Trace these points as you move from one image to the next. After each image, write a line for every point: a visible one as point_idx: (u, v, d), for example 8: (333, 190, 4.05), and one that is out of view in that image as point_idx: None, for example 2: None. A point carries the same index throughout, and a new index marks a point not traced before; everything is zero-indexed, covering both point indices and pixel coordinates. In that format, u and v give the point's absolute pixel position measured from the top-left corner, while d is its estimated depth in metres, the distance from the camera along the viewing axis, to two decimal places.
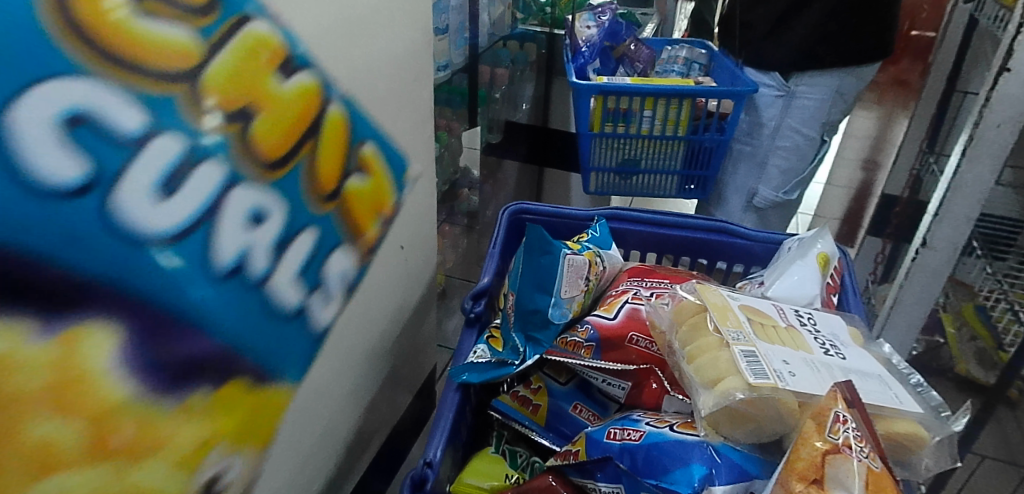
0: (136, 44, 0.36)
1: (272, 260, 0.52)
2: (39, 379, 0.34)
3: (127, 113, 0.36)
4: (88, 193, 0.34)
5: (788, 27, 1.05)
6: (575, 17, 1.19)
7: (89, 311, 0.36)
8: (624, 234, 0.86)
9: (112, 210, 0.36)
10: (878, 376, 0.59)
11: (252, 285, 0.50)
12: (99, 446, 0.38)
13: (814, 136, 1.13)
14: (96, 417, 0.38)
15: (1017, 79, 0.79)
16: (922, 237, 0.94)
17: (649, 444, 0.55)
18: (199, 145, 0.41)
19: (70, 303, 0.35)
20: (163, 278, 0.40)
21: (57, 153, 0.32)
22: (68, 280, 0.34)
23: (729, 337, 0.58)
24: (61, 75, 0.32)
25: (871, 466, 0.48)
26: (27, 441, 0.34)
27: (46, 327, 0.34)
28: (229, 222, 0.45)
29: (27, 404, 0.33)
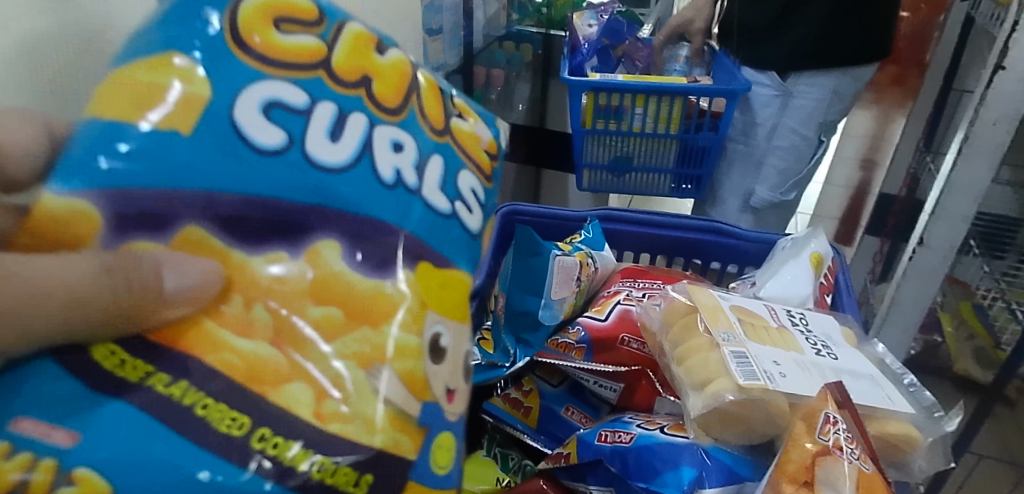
0: (272, 47, 0.36)
1: (445, 183, 0.43)
2: (287, 292, 0.33)
3: (296, 80, 0.36)
4: (289, 148, 0.35)
5: (785, 26, 1.05)
6: (575, 16, 1.18)
7: (316, 231, 0.35)
8: (617, 234, 0.86)
9: (305, 154, 0.36)
10: (870, 376, 0.58)
11: (436, 204, 0.41)
12: (362, 351, 0.33)
13: (809, 135, 1.12)
14: (355, 315, 0.34)
15: (1012, 76, 0.78)
16: (918, 235, 0.94)
17: (640, 446, 0.55)
18: (347, 97, 0.38)
19: (303, 228, 0.35)
20: (334, 198, 0.36)
21: (255, 124, 0.35)
22: (296, 212, 0.35)
23: (719, 338, 0.57)
24: (251, 79, 0.35)
25: (862, 468, 0.47)
26: (302, 359, 0.32)
27: (289, 251, 0.35)
28: (380, 144, 0.39)
29: (298, 332, 0.33)
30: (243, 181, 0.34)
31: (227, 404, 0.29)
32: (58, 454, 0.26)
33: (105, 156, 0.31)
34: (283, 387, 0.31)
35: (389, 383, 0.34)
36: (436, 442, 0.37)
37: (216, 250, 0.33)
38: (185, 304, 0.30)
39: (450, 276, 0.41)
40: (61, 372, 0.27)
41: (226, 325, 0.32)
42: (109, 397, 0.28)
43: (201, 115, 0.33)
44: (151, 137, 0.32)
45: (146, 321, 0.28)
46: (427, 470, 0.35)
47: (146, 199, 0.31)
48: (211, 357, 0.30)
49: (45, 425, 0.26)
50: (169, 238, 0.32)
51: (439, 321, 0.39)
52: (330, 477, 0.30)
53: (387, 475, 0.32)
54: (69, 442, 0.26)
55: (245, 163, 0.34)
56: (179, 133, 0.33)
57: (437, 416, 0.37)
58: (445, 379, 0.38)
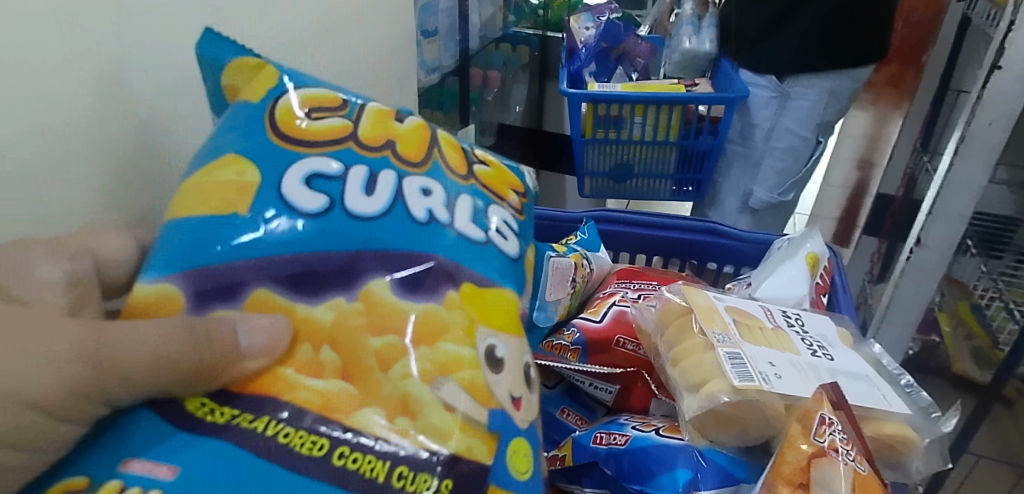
0: (307, 130, 0.42)
1: (478, 214, 0.45)
2: (348, 332, 0.38)
3: (331, 151, 0.42)
4: (331, 207, 0.40)
5: (782, 30, 1.05)
6: (572, 19, 1.14)
7: (368, 275, 0.39)
8: (612, 235, 0.86)
9: (346, 210, 0.40)
10: (867, 377, 0.58)
11: (473, 235, 0.44)
12: (426, 368, 0.37)
13: (808, 137, 1.12)
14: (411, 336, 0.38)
15: (1009, 76, 0.78)
16: (916, 235, 0.93)
17: (635, 448, 0.55)
18: (376, 156, 0.43)
19: (354, 274, 0.39)
20: (376, 243, 0.40)
21: (298, 191, 0.40)
22: (346, 260, 0.39)
23: (714, 339, 0.57)
24: (292, 157, 0.41)
25: (857, 470, 0.47)
26: (372, 390, 0.36)
27: (347, 297, 0.39)
28: (412, 191, 0.43)
29: (361, 360, 0.37)
30: (294, 243, 0.39)
31: (305, 430, 0.34)
32: (161, 486, 0.30)
33: (188, 246, 0.38)
34: (358, 411, 0.35)
35: (457, 396, 0.37)
36: (511, 449, 0.38)
37: (282, 307, 0.38)
38: (259, 356, 0.34)
39: (494, 295, 0.43)
40: (161, 421, 0.32)
41: (296, 369, 0.36)
42: (202, 436, 0.32)
43: (254, 195, 0.39)
44: (217, 222, 0.38)
45: (217, 379, 0.32)
46: (506, 474, 0.37)
47: (219, 274, 0.37)
48: (284, 397, 0.35)
49: (150, 463, 0.31)
50: (241, 303, 0.37)
51: (492, 335, 0.41)
52: (410, 484, 0.33)
53: (464, 478, 0.34)
54: (169, 477, 0.31)
55: (297, 229, 0.39)
56: (237, 214, 0.39)
57: (508, 421, 0.39)
58: (510, 387, 0.40)
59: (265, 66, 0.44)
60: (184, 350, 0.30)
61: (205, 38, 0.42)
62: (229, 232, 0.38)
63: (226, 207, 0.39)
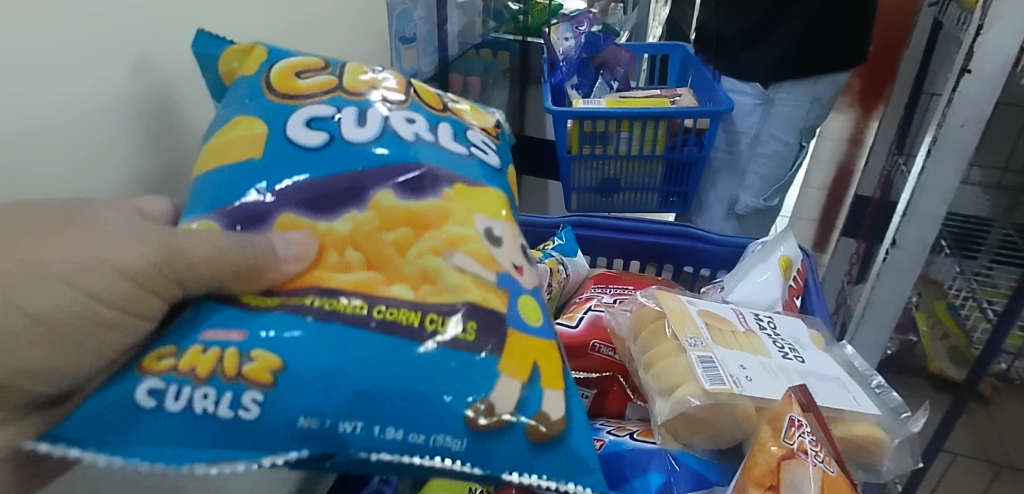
0: (295, 88, 0.46)
1: (461, 133, 0.50)
2: (366, 235, 0.42)
3: (325, 99, 0.46)
4: (333, 141, 0.44)
5: (764, 40, 1.07)
6: (551, 31, 1.12)
7: (375, 188, 0.43)
8: (591, 241, 0.87)
9: (347, 140, 0.44)
10: (838, 378, 0.59)
11: (460, 150, 0.48)
12: (436, 245, 0.43)
13: (791, 141, 1.13)
14: (418, 227, 0.43)
15: (978, 80, 0.79)
16: (891, 237, 0.94)
17: (610, 452, 0.55)
18: (361, 99, 0.47)
19: (360, 188, 0.43)
20: (376, 158, 0.44)
21: (302, 131, 0.44)
22: (353, 178, 0.43)
23: (686, 343, 0.58)
24: (288, 109, 0.45)
25: (826, 471, 0.48)
26: (396, 271, 0.42)
27: (360, 209, 0.43)
28: (399, 118, 0.47)
29: (381, 253, 0.42)
30: (302, 173, 0.43)
31: (341, 300, 0.39)
32: (235, 344, 0.36)
33: (220, 192, 0.41)
34: (390, 288, 0.41)
35: (464, 261, 0.43)
36: (521, 303, 0.45)
37: (305, 226, 0.41)
38: (295, 261, 0.39)
39: (487, 193, 0.47)
40: (228, 311, 0.38)
41: (328, 270, 0.41)
42: (262, 312, 0.38)
43: (262, 143, 0.43)
44: (239, 168, 0.43)
45: (261, 280, 0.37)
46: (520, 321, 0.44)
47: (244, 208, 0.41)
48: (326, 286, 0.40)
49: (223, 329, 0.37)
50: (268, 228, 0.40)
51: (490, 221, 0.46)
52: (440, 324, 0.40)
53: (483, 317, 0.41)
54: (242, 337, 0.36)
55: (307, 159, 0.43)
56: (253, 158, 0.43)
57: (513, 284, 0.45)
58: (511, 257, 0.47)
59: (252, 48, 0.48)
60: (235, 247, 0.36)
61: (199, 39, 0.48)
62: (248, 177, 0.42)
63: (240, 157, 0.43)
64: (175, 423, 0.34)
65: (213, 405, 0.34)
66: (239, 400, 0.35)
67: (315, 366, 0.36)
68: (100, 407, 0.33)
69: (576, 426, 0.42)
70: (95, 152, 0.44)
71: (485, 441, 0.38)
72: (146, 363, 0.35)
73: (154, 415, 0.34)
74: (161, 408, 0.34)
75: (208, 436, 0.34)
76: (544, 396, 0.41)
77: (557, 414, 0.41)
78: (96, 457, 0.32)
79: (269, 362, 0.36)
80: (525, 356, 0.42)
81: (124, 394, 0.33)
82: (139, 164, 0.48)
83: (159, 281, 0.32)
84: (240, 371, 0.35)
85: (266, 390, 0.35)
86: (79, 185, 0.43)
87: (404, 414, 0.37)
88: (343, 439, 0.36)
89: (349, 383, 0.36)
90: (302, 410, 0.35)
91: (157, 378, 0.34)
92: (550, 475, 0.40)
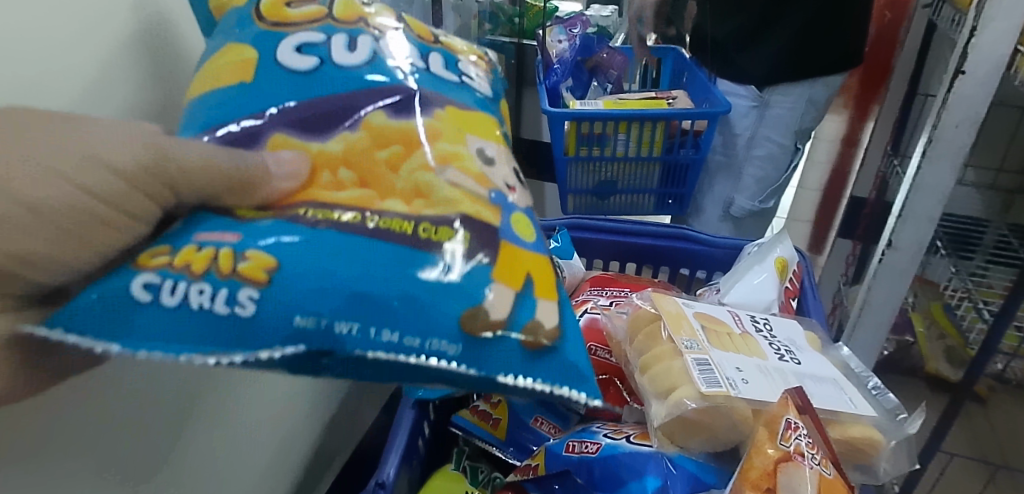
0: (285, 17, 0.46)
1: (452, 63, 0.51)
2: (358, 154, 0.41)
3: (314, 27, 0.46)
4: (322, 65, 0.44)
5: (759, 42, 1.07)
6: (545, 32, 1.11)
7: (365, 108, 0.43)
8: (586, 243, 0.86)
9: (336, 64, 0.44)
10: (834, 380, 0.59)
11: (450, 77, 0.49)
12: (427, 161, 0.42)
13: (786, 144, 1.13)
14: (407, 144, 0.42)
15: (972, 81, 0.80)
16: (887, 238, 0.94)
17: (606, 456, 0.55)
18: (352, 27, 0.47)
19: (351, 109, 0.43)
20: (364, 78, 0.44)
21: (291, 57, 0.44)
22: (343, 100, 0.43)
23: (683, 346, 0.58)
24: (278, 36, 0.45)
25: (823, 473, 0.48)
26: (388, 186, 0.41)
27: (352, 129, 0.42)
28: (389, 45, 0.47)
29: (373, 171, 0.41)
30: (293, 94, 0.43)
31: (335, 211, 0.38)
32: (229, 244, 0.35)
33: (215, 112, 0.42)
34: (384, 202, 0.40)
35: (457, 176, 0.42)
36: (514, 219, 0.43)
37: (296, 146, 0.41)
38: (289, 179, 0.39)
39: (475, 115, 0.47)
40: (217, 220, 0.37)
41: (322, 189, 0.40)
42: (250, 222, 0.37)
43: (253, 66, 0.44)
44: (231, 93, 0.43)
45: (253, 195, 0.37)
46: (516, 239, 0.42)
47: (237, 129, 0.41)
48: (319, 201, 0.39)
49: (217, 232, 0.36)
50: (261, 146, 0.40)
51: (480, 142, 0.46)
52: (435, 234, 0.38)
53: (481, 231, 0.39)
54: (236, 239, 0.35)
55: (296, 82, 0.43)
56: (243, 82, 0.43)
57: (506, 201, 0.44)
58: (503, 177, 0.45)
59: None
60: (226, 159, 0.35)
61: None
62: (241, 99, 0.43)
63: (232, 79, 0.43)
64: (171, 316, 0.33)
65: (208, 301, 0.33)
66: (234, 297, 0.33)
67: (308, 265, 0.34)
68: (95, 298, 0.32)
69: (569, 337, 0.41)
70: (102, 72, 0.44)
71: (480, 347, 0.37)
72: (140, 260, 0.34)
73: (149, 309, 0.32)
74: (156, 303, 0.33)
75: (204, 332, 0.33)
76: (537, 304, 0.40)
77: (551, 323, 0.40)
78: (93, 343, 0.31)
79: (264, 261, 0.34)
80: (520, 267, 0.40)
81: (120, 285, 0.32)
82: (139, 93, 0.48)
83: (151, 184, 0.32)
84: (235, 269, 0.34)
85: (261, 288, 0.34)
86: (89, 98, 0.43)
87: (402, 314, 0.35)
88: (340, 340, 0.34)
89: (345, 283, 0.35)
90: (298, 309, 0.34)
91: (152, 273, 0.33)
92: (548, 380, 0.39)
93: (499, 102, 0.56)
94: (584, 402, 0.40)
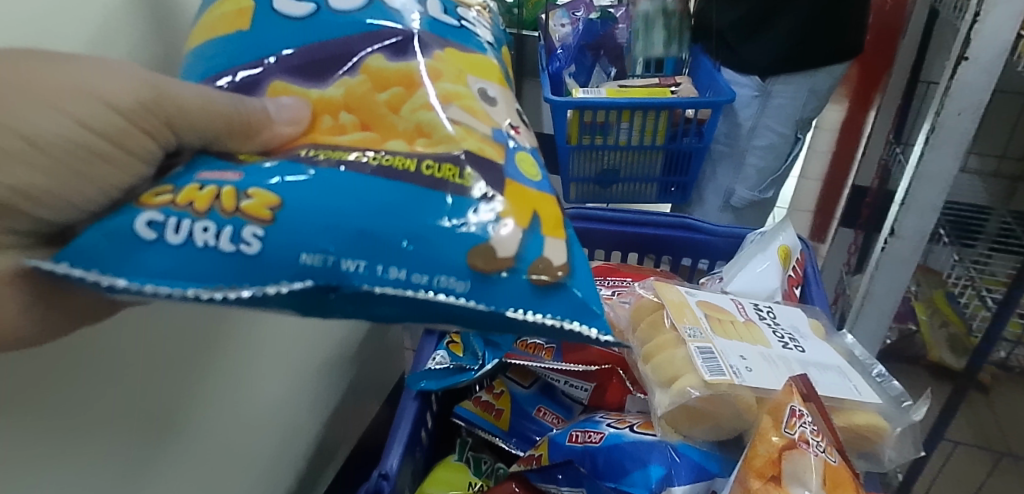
0: None
1: (451, 9, 0.49)
2: (359, 97, 0.41)
3: None
4: (319, 11, 0.45)
5: (764, 28, 1.06)
6: (548, 15, 1.06)
7: (362, 53, 0.43)
8: (587, 233, 0.86)
9: (331, 9, 0.45)
10: (838, 368, 0.59)
11: (449, 20, 0.47)
12: (428, 100, 0.41)
13: (786, 133, 1.13)
14: (407, 84, 0.41)
15: (975, 67, 0.79)
16: (890, 226, 0.93)
17: (609, 446, 0.55)
18: None
19: (349, 55, 0.43)
20: (360, 22, 0.44)
21: (289, 5, 0.45)
22: (341, 46, 0.43)
23: (685, 334, 0.58)
24: None
25: (827, 461, 0.48)
26: (389, 127, 0.40)
27: (352, 75, 0.42)
28: None
29: (375, 112, 0.41)
30: (291, 41, 0.43)
31: (335, 151, 0.38)
32: (232, 183, 0.35)
33: (215, 60, 0.44)
34: (385, 143, 0.39)
35: (458, 114, 0.40)
36: (517, 158, 0.41)
37: (296, 93, 0.42)
38: (290, 124, 0.39)
39: (481, 59, 0.46)
40: (220, 163, 0.37)
41: (324, 133, 0.40)
42: (252, 164, 0.37)
43: (252, 15, 0.45)
44: (231, 40, 0.44)
45: (255, 140, 0.38)
46: (521, 176, 0.40)
47: (239, 78, 0.42)
48: (319, 143, 0.39)
49: (219, 172, 0.36)
50: (262, 93, 0.41)
51: (483, 82, 0.44)
52: (439, 172, 0.37)
53: (484, 167, 0.38)
54: (238, 179, 0.35)
55: (292, 28, 0.44)
56: (241, 30, 0.45)
57: (509, 140, 0.42)
58: (505, 116, 0.44)
59: None
60: (227, 102, 0.37)
61: None
62: (242, 46, 0.44)
63: (234, 28, 0.45)
64: (177, 253, 0.32)
65: (214, 239, 0.33)
66: (240, 235, 0.33)
67: (312, 202, 0.34)
68: (103, 235, 0.32)
69: (579, 273, 0.39)
70: (109, 22, 0.45)
71: (490, 283, 0.36)
72: (144, 200, 0.34)
73: (153, 245, 0.32)
74: (159, 239, 0.32)
75: (209, 269, 0.32)
76: (546, 241, 0.37)
77: (560, 260, 0.37)
78: (99, 277, 0.31)
79: (267, 199, 0.34)
80: (530, 201, 0.38)
81: (126, 223, 0.33)
82: (144, 48, 0.49)
83: (149, 120, 0.33)
84: (239, 207, 0.34)
85: (266, 226, 0.33)
86: (95, 43, 0.44)
87: (407, 245, 0.34)
88: (347, 277, 0.34)
89: (350, 220, 0.34)
90: (305, 246, 0.33)
91: (156, 211, 0.33)
92: (558, 315, 0.36)
93: (503, 48, 0.55)
94: (596, 338, 0.37)
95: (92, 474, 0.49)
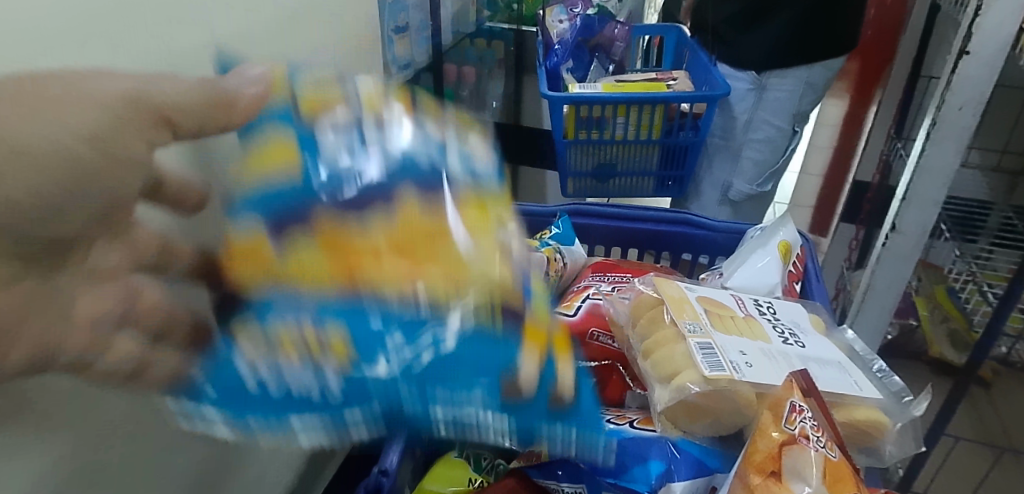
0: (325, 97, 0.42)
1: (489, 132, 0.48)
2: (406, 230, 0.39)
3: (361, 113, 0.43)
4: (376, 155, 0.41)
5: (761, 22, 1.06)
6: (546, 12, 1.07)
7: (422, 206, 0.40)
8: (586, 229, 0.86)
9: (390, 151, 0.41)
10: (838, 363, 0.58)
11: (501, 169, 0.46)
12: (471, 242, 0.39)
13: (784, 127, 1.13)
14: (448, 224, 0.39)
15: (976, 61, 0.78)
16: (891, 221, 0.93)
17: None
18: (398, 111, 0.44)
19: (398, 199, 0.39)
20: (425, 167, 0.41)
21: (343, 155, 0.41)
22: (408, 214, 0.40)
23: (685, 329, 0.58)
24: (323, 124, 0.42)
25: (827, 456, 0.48)
26: (435, 264, 0.38)
27: (395, 217, 0.39)
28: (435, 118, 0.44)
29: (420, 241, 0.39)
30: (351, 198, 0.40)
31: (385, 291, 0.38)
32: (304, 325, 0.36)
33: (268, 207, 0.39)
34: (428, 285, 0.38)
35: (479, 249, 0.40)
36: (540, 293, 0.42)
37: (344, 240, 0.39)
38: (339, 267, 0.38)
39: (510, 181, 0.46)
40: (287, 296, 0.38)
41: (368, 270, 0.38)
42: (317, 299, 0.37)
43: (302, 160, 0.41)
44: (281, 187, 0.40)
45: None
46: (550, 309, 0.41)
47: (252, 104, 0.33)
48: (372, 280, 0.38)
49: (293, 311, 0.37)
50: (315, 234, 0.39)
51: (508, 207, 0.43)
52: (485, 319, 0.38)
53: (517, 308, 0.39)
54: (310, 318, 0.37)
55: (354, 185, 0.40)
56: (294, 178, 0.40)
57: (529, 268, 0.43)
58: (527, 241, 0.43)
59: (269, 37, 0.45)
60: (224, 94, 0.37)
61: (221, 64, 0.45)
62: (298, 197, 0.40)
63: (281, 176, 0.40)
64: (262, 400, 0.35)
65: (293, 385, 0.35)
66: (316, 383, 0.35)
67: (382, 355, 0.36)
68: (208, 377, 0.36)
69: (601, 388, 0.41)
70: None
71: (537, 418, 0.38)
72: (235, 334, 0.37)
73: (242, 388, 0.35)
74: (243, 383, 0.35)
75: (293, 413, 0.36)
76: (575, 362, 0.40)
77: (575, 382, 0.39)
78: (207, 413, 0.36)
79: (338, 349, 0.35)
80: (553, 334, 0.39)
81: (224, 365, 0.36)
82: None
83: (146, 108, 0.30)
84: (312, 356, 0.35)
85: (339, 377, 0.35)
86: None
87: (468, 393, 0.36)
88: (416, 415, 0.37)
89: (414, 374, 0.36)
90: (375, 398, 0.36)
91: (245, 355, 0.36)
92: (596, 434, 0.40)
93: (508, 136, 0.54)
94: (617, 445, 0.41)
95: (92, 472, 0.49)
